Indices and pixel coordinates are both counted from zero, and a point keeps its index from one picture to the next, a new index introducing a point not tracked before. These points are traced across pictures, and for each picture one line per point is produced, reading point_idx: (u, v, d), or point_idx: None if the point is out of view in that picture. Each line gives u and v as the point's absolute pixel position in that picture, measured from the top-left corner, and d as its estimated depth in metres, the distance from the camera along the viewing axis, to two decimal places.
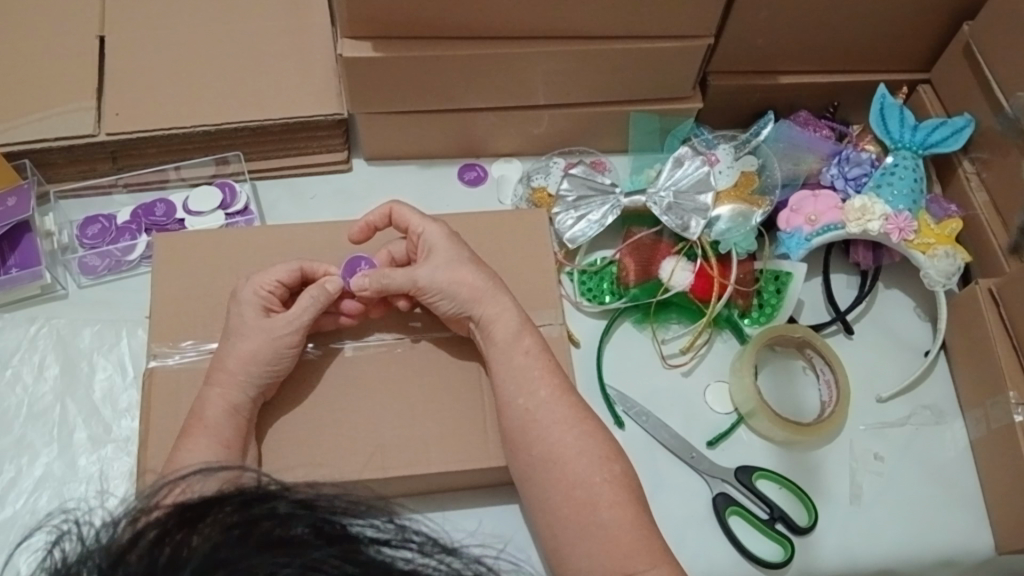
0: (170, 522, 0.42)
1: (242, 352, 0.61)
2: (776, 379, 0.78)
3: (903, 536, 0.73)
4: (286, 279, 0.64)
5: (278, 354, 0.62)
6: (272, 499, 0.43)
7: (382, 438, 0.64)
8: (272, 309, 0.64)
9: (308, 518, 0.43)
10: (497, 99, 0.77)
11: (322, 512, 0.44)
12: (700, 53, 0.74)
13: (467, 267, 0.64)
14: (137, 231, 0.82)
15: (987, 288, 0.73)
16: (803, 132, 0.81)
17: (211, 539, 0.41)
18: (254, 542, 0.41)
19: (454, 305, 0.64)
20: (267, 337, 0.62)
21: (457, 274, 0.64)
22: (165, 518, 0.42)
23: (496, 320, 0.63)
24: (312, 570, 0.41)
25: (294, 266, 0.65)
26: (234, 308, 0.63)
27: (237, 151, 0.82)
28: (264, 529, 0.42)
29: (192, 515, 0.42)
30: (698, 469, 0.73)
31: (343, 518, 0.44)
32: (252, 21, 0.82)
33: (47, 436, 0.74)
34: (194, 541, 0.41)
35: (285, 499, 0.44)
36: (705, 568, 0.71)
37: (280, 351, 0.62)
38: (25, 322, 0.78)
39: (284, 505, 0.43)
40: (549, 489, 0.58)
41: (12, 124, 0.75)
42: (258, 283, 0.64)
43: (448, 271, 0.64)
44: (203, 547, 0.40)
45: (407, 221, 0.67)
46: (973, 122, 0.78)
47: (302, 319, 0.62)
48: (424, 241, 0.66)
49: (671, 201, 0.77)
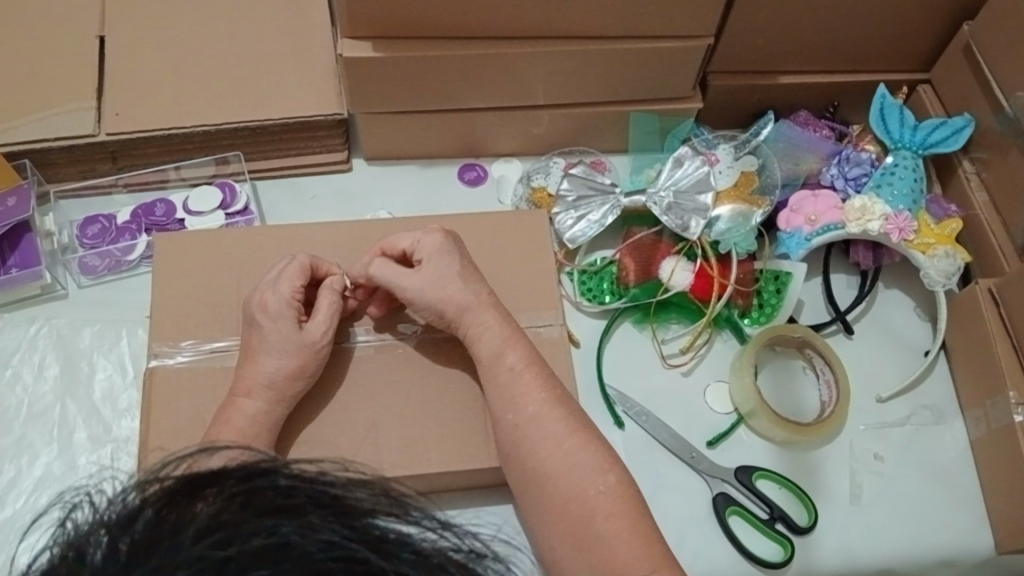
0: (174, 491, 0.42)
1: (288, 370, 0.61)
2: (776, 379, 0.78)
3: (903, 536, 0.73)
4: (303, 280, 0.64)
5: (319, 366, 0.63)
6: (273, 472, 0.44)
7: (383, 437, 0.64)
8: (300, 318, 0.63)
9: (308, 489, 0.43)
10: (498, 99, 0.77)
11: (321, 483, 0.44)
12: (700, 53, 0.74)
13: (457, 282, 0.64)
14: (138, 231, 0.82)
15: (987, 288, 0.73)
16: (803, 131, 0.81)
17: (214, 505, 0.41)
18: (253, 511, 0.41)
19: (442, 320, 0.64)
20: (311, 352, 0.62)
21: (446, 291, 0.63)
22: (170, 486, 0.42)
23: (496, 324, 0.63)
24: (310, 531, 0.41)
25: (305, 261, 0.64)
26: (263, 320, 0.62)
27: (237, 151, 0.82)
28: (265, 498, 0.42)
29: (196, 482, 0.42)
30: (698, 469, 0.73)
31: (338, 489, 0.44)
32: (252, 20, 0.82)
33: (47, 436, 0.74)
34: (198, 507, 0.41)
35: (284, 472, 0.44)
36: (706, 567, 0.71)
37: (319, 365, 0.63)
38: (25, 322, 0.78)
39: (284, 477, 0.43)
40: (550, 489, 0.58)
41: (12, 124, 0.75)
42: (287, 295, 0.62)
43: (438, 286, 0.63)
44: (204, 514, 0.41)
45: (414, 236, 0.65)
46: (973, 122, 0.78)
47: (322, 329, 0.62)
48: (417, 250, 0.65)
49: (671, 201, 0.77)
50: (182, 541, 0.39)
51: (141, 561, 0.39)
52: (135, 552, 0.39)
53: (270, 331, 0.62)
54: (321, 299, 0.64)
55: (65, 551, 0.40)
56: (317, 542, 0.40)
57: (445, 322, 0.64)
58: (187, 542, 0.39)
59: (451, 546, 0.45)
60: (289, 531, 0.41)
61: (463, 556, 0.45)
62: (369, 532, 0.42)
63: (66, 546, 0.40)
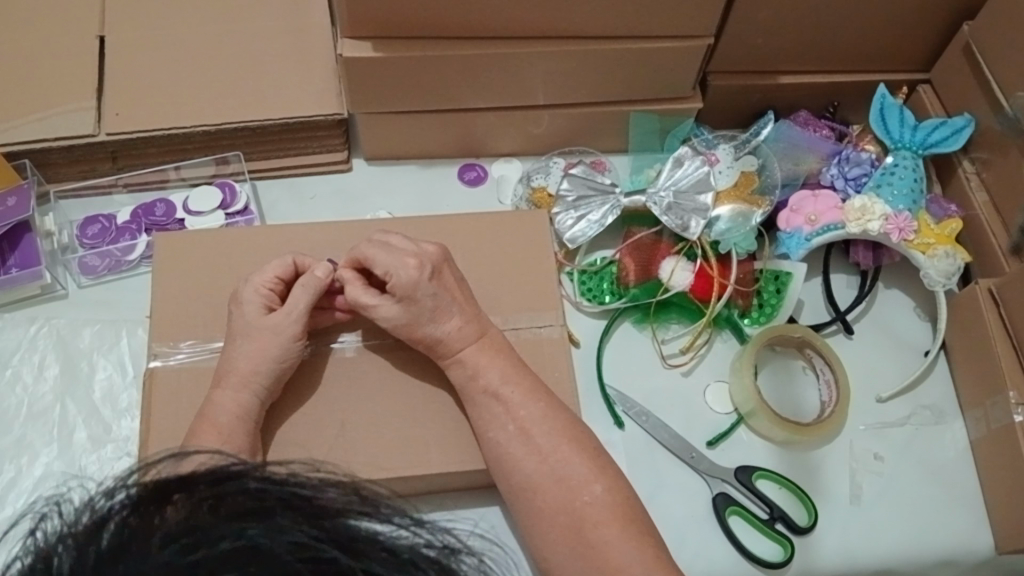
0: (143, 497, 0.42)
1: (251, 350, 0.61)
2: (776, 379, 0.78)
3: (903, 536, 0.73)
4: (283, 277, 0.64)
5: (286, 349, 0.62)
6: (241, 476, 0.44)
7: (382, 438, 0.64)
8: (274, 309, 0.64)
9: (277, 492, 0.43)
10: (497, 99, 0.77)
11: (291, 485, 0.44)
12: (701, 53, 0.74)
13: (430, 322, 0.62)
14: (138, 231, 0.82)
15: (987, 288, 0.73)
16: (804, 131, 0.81)
17: (183, 509, 0.41)
18: (223, 513, 0.41)
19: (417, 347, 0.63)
20: (273, 335, 0.62)
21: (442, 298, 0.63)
22: (139, 492, 0.42)
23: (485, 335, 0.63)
24: (277, 533, 0.41)
25: (288, 258, 0.65)
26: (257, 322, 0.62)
27: (237, 151, 0.82)
28: (234, 501, 0.42)
29: (163, 488, 0.42)
30: (698, 469, 0.73)
31: (309, 491, 0.44)
32: (252, 20, 0.82)
33: (47, 436, 0.74)
34: (166, 512, 0.41)
35: (253, 475, 0.44)
36: (706, 568, 0.71)
37: (287, 347, 0.62)
38: (25, 322, 0.78)
39: (254, 481, 0.44)
40: (551, 489, 0.58)
41: (11, 124, 0.75)
42: (258, 283, 0.63)
43: (406, 327, 0.62)
44: (174, 518, 0.41)
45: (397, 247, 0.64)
46: (973, 122, 0.78)
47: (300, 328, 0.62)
48: (391, 282, 0.62)
49: (671, 201, 0.77)
50: (150, 546, 0.39)
51: (109, 567, 0.39)
52: (102, 559, 0.39)
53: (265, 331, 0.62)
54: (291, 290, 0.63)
55: (33, 561, 0.40)
56: (283, 544, 0.41)
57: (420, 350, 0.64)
58: (155, 545, 0.39)
59: (424, 543, 0.45)
60: (257, 533, 0.40)
61: (436, 552, 0.45)
62: (343, 533, 0.42)
63: (34, 556, 0.40)
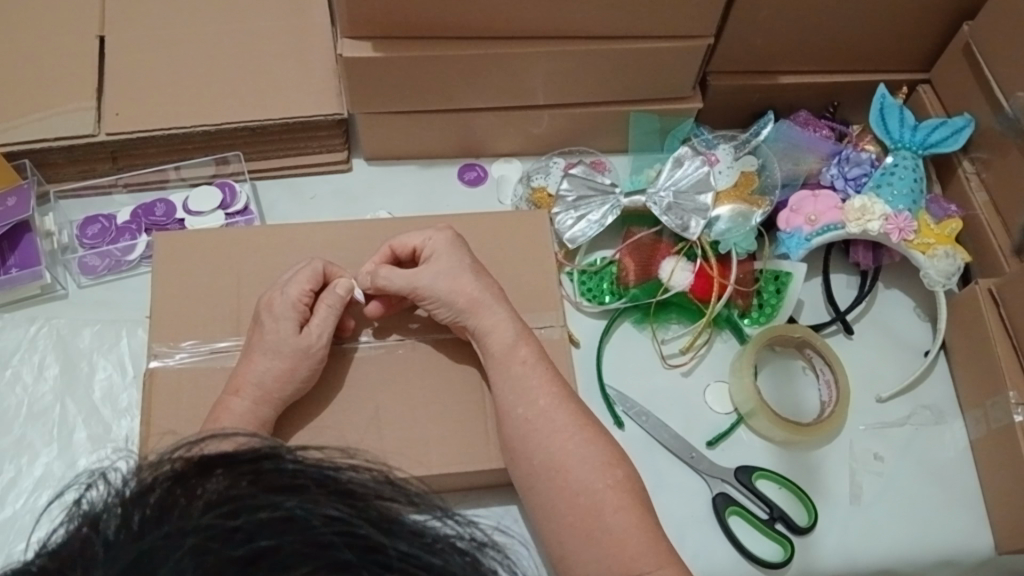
0: (186, 469, 0.42)
1: (279, 371, 0.61)
2: (776, 379, 0.78)
3: (903, 535, 0.73)
4: (314, 284, 0.64)
5: (311, 371, 0.62)
6: (277, 456, 0.43)
7: (382, 440, 0.64)
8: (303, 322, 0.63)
9: (316, 473, 0.43)
10: (498, 99, 0.77)
11: (325, 468, 0.44)
12: (701, 52, 0.74)
13: (467, 275, 0.64)
14: (137, 231, 0.82)
15: (987, 289, 0.73)
16: (803, 131, 0.81)
17: (224, 481, 0.41)
18: (262, 486, 0.42)
19: (451, 313, 0.64)
20: (303, 356, 0.62)
21: (457, 283, 0.64)
22: (182, 465, 0.42)
23: (487, 334, 0.63)
24: (310, 508, 0.41)
25: (318, 266, 0.64)
26: (271, 321, 0.62)
27: (237, 151, 0.82)
28: (272, 477, 0.42)
29: (205, 462, 0.42)
30: (698, 469, 0.73)
31: (339, 474, 0.44)
32: (251, 20, 0.82)
33: (47, 436, 0.74)
34: (207, 485, 0.41)
35: (288, 457, 0.44)
36: (706, 567, 0.71)
37: (312, 371, 0.62)
38: (25, 322, 0.78)
39: (290, 462, 0.43)
40: (556, 488, 0.58)
41: (12, 124, 0.75)
42: (292, 296, 0.63)
43: (448, 279, 0.64)
44: (215, 490, 0.41)
45: (411, 241, 0.66)
46: (973, 122, 0.78)
47: (326, 339, 0.63)
48: (426, 248, 0.66)
49: (671, 201, 0.77)
50: (192, 511, 0.40)
51: (153, 528, 0.39)
52: (146, 521, 0.39)
53: (270, 331, 0.62)
54: (317, 304, 0.64)
55: (80, 526, 0.40)
56: (318, 517, 0.40)
57: (455, 319, 0.64)
58: (196, 512, 0.40)
59: (455, 534, 0.45)
60: (293, 505, 0.40)
61: (466, 543, 0.45)
62: (374, 513, 0.42)
63: (81, 521, 0.41)
